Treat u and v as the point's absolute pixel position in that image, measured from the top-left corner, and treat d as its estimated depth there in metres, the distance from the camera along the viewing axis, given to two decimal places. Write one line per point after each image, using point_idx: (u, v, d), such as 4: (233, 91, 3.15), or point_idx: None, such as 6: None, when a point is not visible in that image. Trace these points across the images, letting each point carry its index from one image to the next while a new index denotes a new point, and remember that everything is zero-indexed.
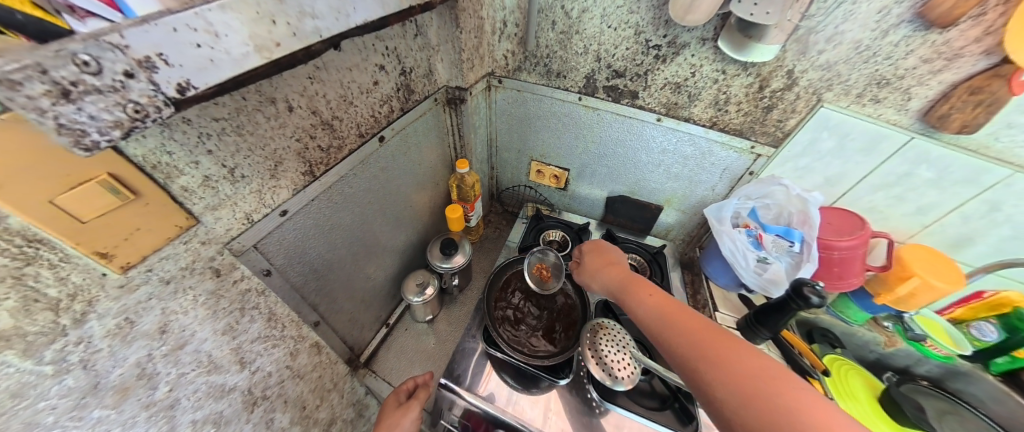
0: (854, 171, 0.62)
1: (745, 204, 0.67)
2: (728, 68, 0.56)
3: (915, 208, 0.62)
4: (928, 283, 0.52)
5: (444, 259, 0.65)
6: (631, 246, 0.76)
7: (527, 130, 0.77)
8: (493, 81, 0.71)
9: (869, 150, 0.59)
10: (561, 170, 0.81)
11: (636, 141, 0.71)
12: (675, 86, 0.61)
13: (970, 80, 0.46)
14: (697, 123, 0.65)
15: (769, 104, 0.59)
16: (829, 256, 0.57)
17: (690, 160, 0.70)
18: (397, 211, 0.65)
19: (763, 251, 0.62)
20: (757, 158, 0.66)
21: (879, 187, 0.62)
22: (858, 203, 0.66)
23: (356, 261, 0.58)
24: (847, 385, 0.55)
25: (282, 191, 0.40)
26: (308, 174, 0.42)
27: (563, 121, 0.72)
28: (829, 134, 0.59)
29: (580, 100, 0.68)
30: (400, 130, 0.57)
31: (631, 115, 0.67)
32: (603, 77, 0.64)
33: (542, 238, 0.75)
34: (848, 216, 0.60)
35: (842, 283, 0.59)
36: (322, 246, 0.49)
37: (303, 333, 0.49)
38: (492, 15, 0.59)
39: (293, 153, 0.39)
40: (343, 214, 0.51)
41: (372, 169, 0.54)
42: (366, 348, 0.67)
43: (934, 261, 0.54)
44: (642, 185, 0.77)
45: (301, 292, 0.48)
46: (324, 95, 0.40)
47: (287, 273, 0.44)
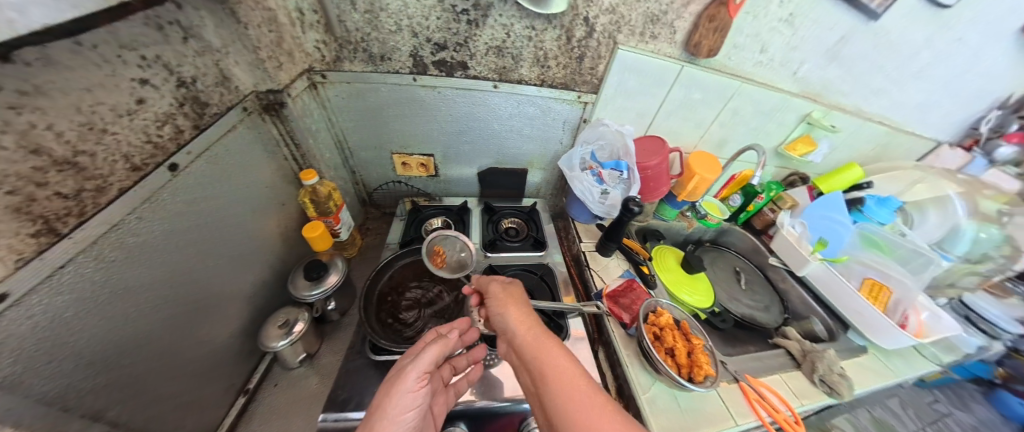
0: (653, 103, 0.75)
1: (586, 148, 0.77)
2: (536, 23, 0.61)
3: (694, 124, 0.79)
4: (705, 178, 0.69)
5: (313, 286, 0.61)
6: (509, 211, 0.82)
7: (376, 122, 0.74)
8: (316, 77, 0.65)
9: (660, 83, 0.71)
10: (426, 157, 0.82)
11: (485, 111, 0.73)
12: (497, 49, 0.64)
13: (709, 10, 0.58)
14: (529, 83, 0.69)
15: (580, 54, 0.66)
16: (647, 175, 0.71)
17: (536, 120, 0.75)
18: (231, 248, 0.57)
19: (603, 184, 0.74)
20: (585, 106, 0.74)
21: (670, 114, 0.77)
22: (663, 127, 0.80)
23: (173, 324, 0.48)
24: (663, 262, 0.74)
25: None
26: (46, 234, 0.33)
27: (407, 105, 0.71)
28: (630, 73, 0.69)
29: (415, 81, 0.67)
30: (201, 152, 0.49)
31: (470, 86, 0.68)
32: (428, 53, 0.63)
33: (424, 228, 0.76)
34: (654, 139, 0.74)
35: (656, 193, 0.75)
36: (100, 324, 0.39)
37: None
38: (283, 4, 0.53)
39: (6, 210, 0.30)
40: (133, 273, 0.42)
41: (169, 206, 0.44)
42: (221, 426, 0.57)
43: (710, 159, 0.72)
44: (505, 154, 0.82)
45: (69, 401, 0.36)
46: (52, 128, 0.32)
47: (32, 381, 0.33)
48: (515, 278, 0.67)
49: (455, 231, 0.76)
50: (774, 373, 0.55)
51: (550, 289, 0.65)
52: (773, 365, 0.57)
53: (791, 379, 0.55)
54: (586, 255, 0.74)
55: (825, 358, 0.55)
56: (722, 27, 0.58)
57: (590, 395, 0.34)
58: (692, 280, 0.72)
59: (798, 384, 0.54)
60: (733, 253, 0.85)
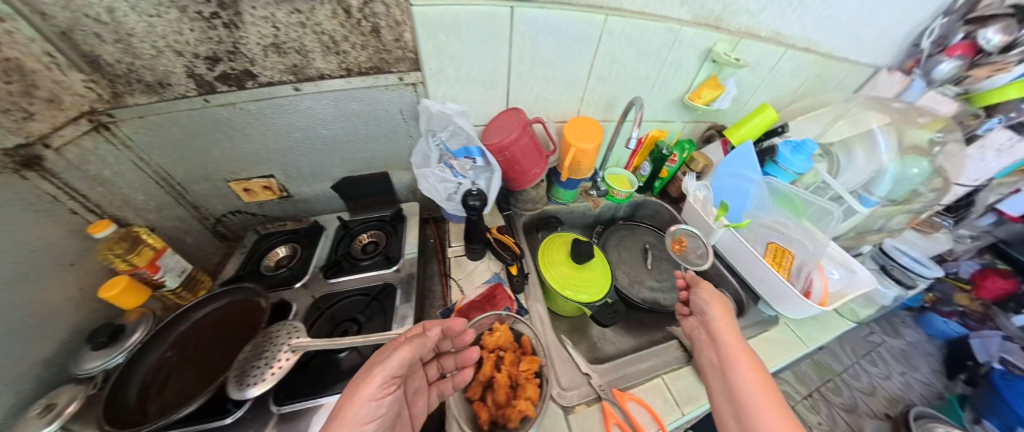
0: (498, 65, 0.63)
1: (431, 135, 0.66)
2: (299, 4, 0.47)
3: (563, 82, 0.70)
4: (580, 149, 0.66)
5: (101, 352, 0.44)
6: (370, 223, 0.68)
7: (193, 157, 0.62)
8: (101, 118, 0.51)
9: (489, 36, 0.58)
10: (267, 178, 0.70)
11: (300, 118, 0.61)
12: (275, 47, 0.51)
13: None
14: (333, 77, 0.57)
15: (370, 26, 0.54)
16: (510, 157, 0.65)
17: (364, 115, 0.64)
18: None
19: (457, 175, 0.66)
20: (414, 87, 0.62)
21: (524, 74, 0.66)
22: (525, 93, 0.70)
23: None
24: (548, 256, 0.66)
25: None
26: None
27: (214, 132, 0.59)
28: (443, 34, 0.56)
29: (210, 102, 0.54)
30: None
31: (268, 95, 0.56)
32: (203, 69, 0.51)
33: (266, 262, 0.59)
34: (510, 112, 0.66)
35: (530, 175, 0.69)
36: None
37: None
38: (24, 48, 0.41)
39: None
40: None
41: None
42: None
43: (585, 127, 0.67)
44: (349, 160, 0.71)
45: None
46: None
47: None
48: (348, 308, 0.53)
49: (300, 261, 0.59)
50: (657, 377, 0.51)
51: (384, 320, 0.52)
52: (660, 366, 0.53)
53: (675, 382, 0.51)
54: (450, 261, 0.65)
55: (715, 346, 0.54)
56: None
57: None
58: (585, 272, 0.64)
59: (683, 383, 0.50)
60: (644, 227, 0.84)
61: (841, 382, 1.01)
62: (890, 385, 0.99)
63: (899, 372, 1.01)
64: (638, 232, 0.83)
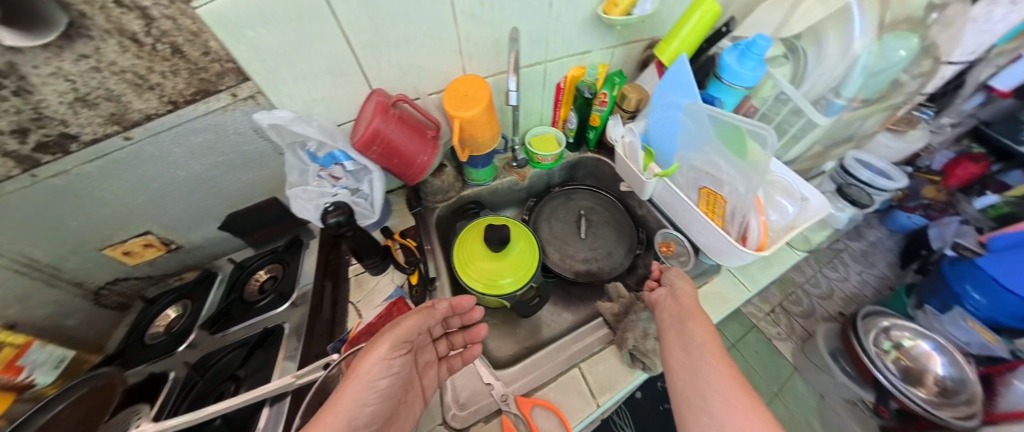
0: (335, 47, 0.52)
1: (297, 146, 0.59)
2: (83, 49, 0.38)
3: (429, 39, 0.57)
4: (462, 120, 0.60)
5: None
6: (261, 259, 0.62)
7: (56, 236, 0.54)
8: None
9: (303, 16, 0.45)
10: (147, 237, 0.64)
11: (152, 168, 0.54)
12: (81, 101, 0.42)
13: None
14: (161, 114, 0.50)
15: (173, 48, 0.43)
16: (379, 149, 0.58)
17: (217, 144, 0.57)
18: None
19: (336, 186, 0.62)
20: (253, 99, 0.55)
21: (372, 47, 0.54)
22: (382, 68, 0.59)
23: None
24: (464, 255, 0.67)
25: None
26: None
27: (68, 208, 0.52)
28: (247, 32, 0.44)
29: (38, 177, 0.46)
30: None
31: (103, 153, 0.49)
32: (14, 143, 0.41)
33: (155, 327, 0.55)
34: (369, 98, 0.59)
35: (415, 165, 0.64)
36: None
37: None
38: None
39: None
40: None
41: None
42: None
43: (463, 94, 0.61)
44: (225, 192, 0.66)
45: None
46: None
47: None
48: (229, 362, 0.49)
49: (187, 321, 0.54)
50: (574, 367, 0.60)
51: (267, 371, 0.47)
52: (578, 356, 0.61)
53: (593, 366, 0.60)
54: (353, 279, 0.63)
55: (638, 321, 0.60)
56: None
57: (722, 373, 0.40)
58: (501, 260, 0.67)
59: (603, 365, 0.60)
60: (574, 190, 0.91)
61: (802, 292, 1.33)
62: (844, 285, 1.33)
63: (854, 271, 1.36)
64: (570, 203, 0.90)
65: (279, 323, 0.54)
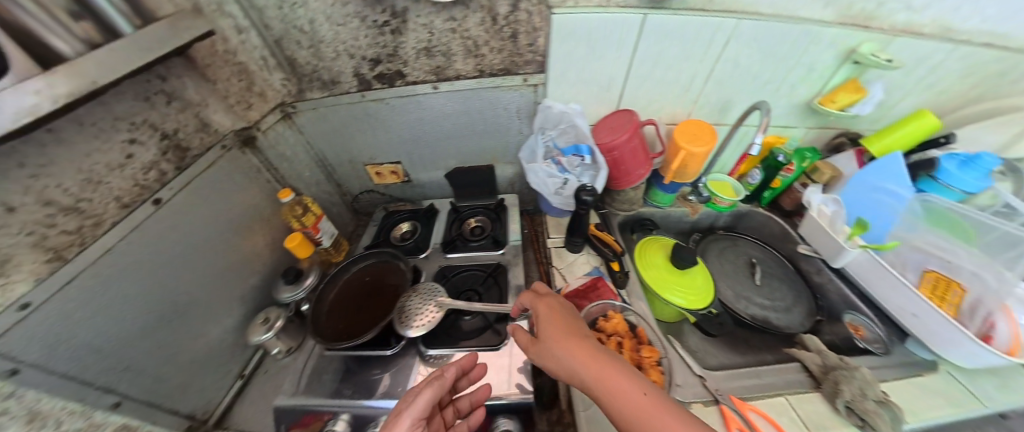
0: (619, 68, 0.63)
1: (542, 132, 0.67)
2: (456, 14, 0.57)
3: (677, 82, 0.65)
4: (688, 152, 0.52)
5: (291, 286, 0.68)
6: (475, 210, 0.76)
7: (343, 140, 0.80)
8: (288, 109, 0.74)
9: (616, 41, 0.59)
10: (395, 164, 0.83)
11: (429, 114, 0.72)
12: (426, 50, 0.62)
13: None
14: (467, 77, 0.66)
15: (512, 32, 0.59)
16: (610, 158, 0.59)
17: (485, 113, 0.71)
18: (216, 265, 0.64)
19: (567, 173, 0.65)
20: (536, 89, 0.66)
21: (642, 75, 0.64)
22: (635, 97, 0.68)
23: (154, 335, 0.53)
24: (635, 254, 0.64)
25: (16, 285, 0.38)
26: (56, 260, 0.42)
27: (366, 120, 0.75)
28: (575, 43, 0.60)
29: (363, 97, 0.71)
30: (182, 186, 0.58)
31: (411, 91, 0.69)
32: (367, 70, 0.66)
33: (392, 234, 0.76)
34: (619, 113, 0.60)
35: (627, 179, 0.60)
36: (102, 327, 0.46)
37: (95, 422, 0.43)
38: (250, 55, 0.63)
39: (26, 246, 0.39)
40: (126, 285, 0.49)
41: (158, 234, 0.54)
42: (218, 409, 0.61)
43: (691, 126, 0.55)
44: (462, 152, 0.78)
45: (80, 381, 0.43)
46: (59, 185, 0.43)
47: (49, 365, 0.40)
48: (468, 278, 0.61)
49: (419, 234, 0.73)
50: (779, 395, 0.47)
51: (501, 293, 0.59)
52: (781, 385, 0.48)
53: (802, 404, 0.46)
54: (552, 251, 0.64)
55: (853, 378, 0.45)
56: None
57: (629, 399, 0.34)
58: (682, 276, 0.59)
59: (809, 409, 0.45)
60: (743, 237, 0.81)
61: None
62: None
63: None
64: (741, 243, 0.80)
65: (499, 263, 0.63)
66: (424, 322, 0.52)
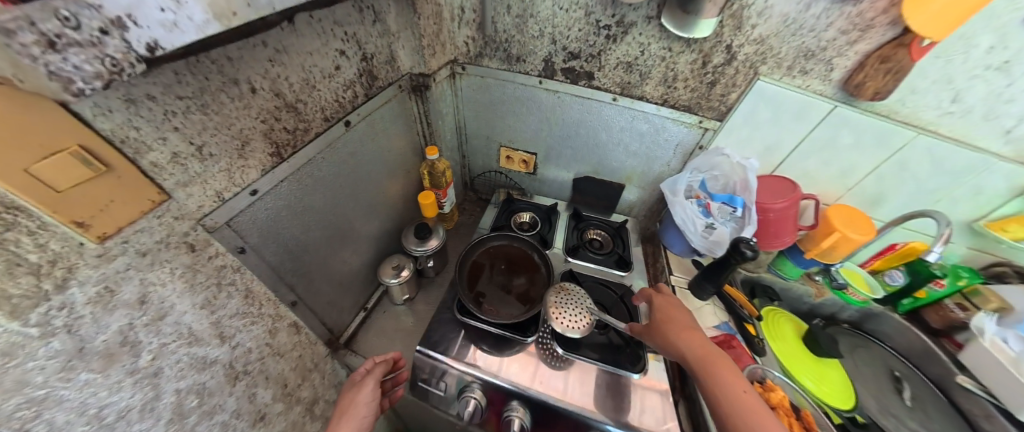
0: (788, 140, 0.65)
1: (697, 173, 0.70)
2: (674, 44, 0.59)
3: (839, 172, 0.66)
4: (847, 236, 0.56)
5: (420, 243, 0.74)
6: (595, 223, 0.80)
7: (494, 116, 0.81)
8: (457, 68, 0.74)
9: (799, 119, 0.62)
10: (530, 155, 0.85)
11: (595, 121, 0.74)
12: (627, 65, 0.64)
13: (882, 48, 0.50)
14: (650, 100, 0.68)
15: (712, 80, 0.62)
16: (766, 218, 0.61)
17: (645, 137, 0.73)
18: (370, 199, 0.72)
19: (710, 218, 0.66)
20: (705, 132, 0.69)
21: (808, 155, 0.66)
22: (790, 170, 0.69)
23: (330, 244, 0.64)
24: (778, 328, 0.62)
25: (251, 171, 0.44)
26: (276, 156, 0.47)
27: (526, 104, 0.76)
28: (764, 106, 0.62)
29: (540, 84, 0.71)
30: (365, 115, 0.62)
31: (589, 95, 0.70)
32: (559, 59, 0.66)
33: (514, 220, 0.80)
34: (781, 180, 0.63)
35: (777, 242, 0.63)
36: (295, 227, 0.54)
37: (281, 312, 0.54)
38: (449, 2, 0.62)
39: (259, 132, 0.44)
40: (314, 197, 0.56)
41: (340, 154, 0.59)
42: (347, 329, 0.74)
43: (853, 215, 0.58)
44: (604, 165, 0.81)
45: (278, 272, 0.53)
46: (287, 78, 0.45)
47: (261, 251, 0.49)
48: (591, 290, 0.65)
49: (542, 229, 0.78)
50: None
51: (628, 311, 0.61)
52: None
53: None
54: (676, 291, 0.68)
55: None
56: (898, 69, 0.49)
57: (743, 399, 0.38)
58: (819, 364, 0.58)
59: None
60: (882, 347, 0.66)
61: None
62: None
63: None
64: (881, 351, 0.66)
65: (623, 282, 0.67)
66: (578, 325, 0.53)
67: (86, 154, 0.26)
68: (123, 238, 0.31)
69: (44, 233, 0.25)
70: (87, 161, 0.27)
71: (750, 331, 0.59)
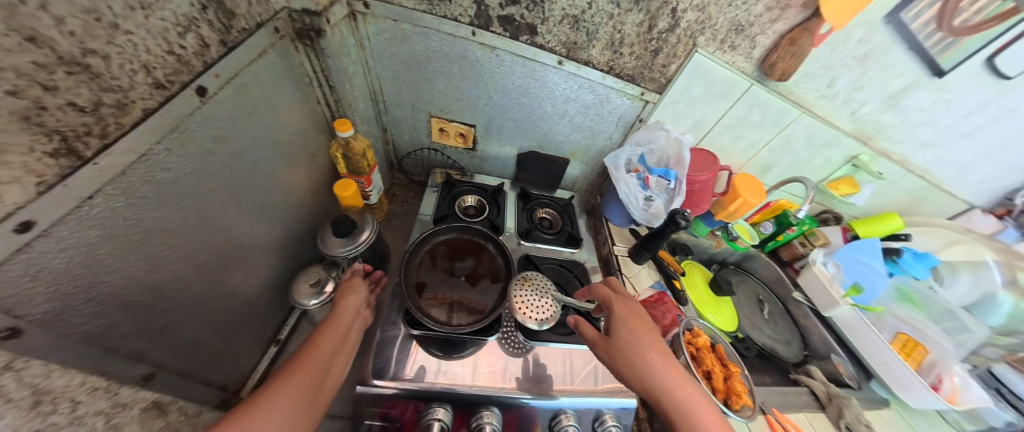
0: (712, 114, 0.70)
1: (636, 148, 0.72)
2: (622, 1, 0.51)
3: (745, 146, 0.76)
4: (747, 201, 0.67)
5: (345, 242, 0.58)
6: (545, 201, 0.78)
7: (418, 79, 0.63)
8: (356, 5, 0.52)
9: (723, 94, 0.66)
10: (467, 127, 0.73)
11: (539, 89, 0.65)
12: (573, 20, 0.54)
13: (792, 31, 0.55)
14: (596, 67, 0.61)
15: (656, 47, 0.59)
16: (693, 188, 0.69)
17: (590, 109, 0.69)
18: (257, 197, 0.53)
19: (648, 191, 0.71)
20: (645, 105, 0.68)
21: (723, 130, 0.73)
22: (710, 143, 0.76)
23: (204, 273, 0.46)
24: (691, 278, 0.74)
25: (15, 188, 0.24)
26: (72, 155, 0.28)
27: (457, 64, 0.60)
28: (697, 81, 0.64)
29: (473, 36, 0.55)
30: (230, 77, 0.42)
31: (531, 56, 0.59)
32: (495, 4, 0.52)
33: (458, 205, 0.71)
34: (705, 153, 0.70)
35: (699, 209, 0.72)
36: (128, 265, 0.35)
37: (130, 396, 0.36)
38: None
39: (15, 114, 0.23)
40: (156, 216, 0.37)
41: (195, 138, 0.39)
42: (251, 377, 0.62)
43: (751, 182, 0.69)
44: (549, 138, 0.75)
45: (107, 345, 0.34)
46: (48, 6, 0.23)
47: (74, 317, 0.30)
48: (549, 272, 0.66)
49: (490, 214, 0.71)
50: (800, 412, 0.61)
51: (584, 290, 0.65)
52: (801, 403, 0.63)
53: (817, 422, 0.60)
54: (619, 260, 0.73)
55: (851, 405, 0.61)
56: (801, 52, 0.55)
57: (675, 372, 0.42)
58: (716, 301, 0.74)
59: (821, 426, 0.60)
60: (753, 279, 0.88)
61: None
62: None
63: None
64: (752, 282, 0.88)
65: (577, 261, 0.69)
66: (544, 314, 0.54)
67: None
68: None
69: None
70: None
71: (676, 286, 0.70)
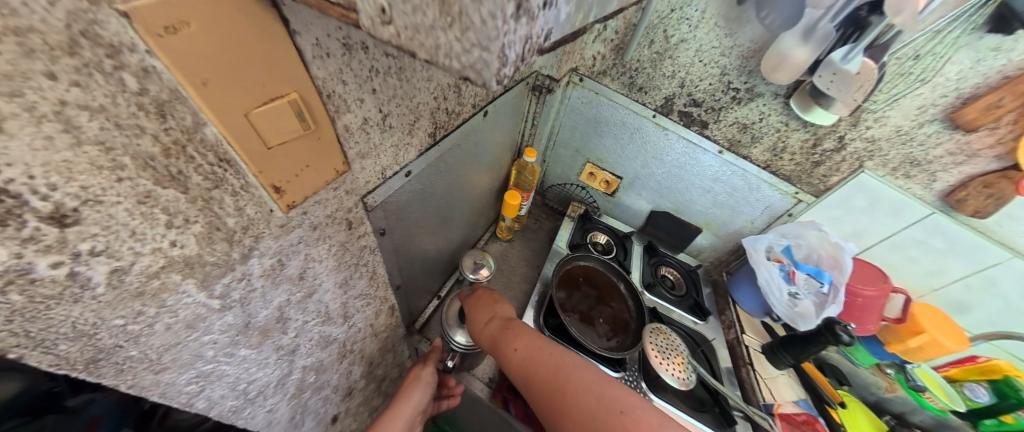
0: (879, 229, 0.67)
1: (781, 237, 0.70)
2: (792, 122, 0.59)
3: (926, 272, 0.68)
4: (936, 339, 0.60)
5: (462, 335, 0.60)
6: (669, 261, 0.83)
7: (592, 132, 0.79)
8: (574, 78, 0.71)
9: (894, 214, 0.64)
10: (615, 177, 0.84)
11: (692, 167, 0.73)
12: (742, 126, 0.64)
13: (985, 175, 0.54)
14: (753, 162, 0.67)
15: (818, 160, 0.63)
16: (853, 301, 0.63)
17: (738, 192, 0.73)
18: (472, 192, 0.69)
19: (793, 286, 0.67)
20: (797, 203, 0.70)
21: (892, 249, 0.68)
22: (877, 258, 0.71)
23: (438, 227, 0.62)
24: (854, 417, 0.60)
25: (411, 151, 0.42)
26: (431, 137, 0.44)
27: (631, 132, 0.74)
28: (862, 196, 0.64)
29: (653, 117, 0.69)
30: (498, 106, 0.59)
31: (695, 142, 0.69)
32: (680, 103, 0.65)
33: (589, 239, 0.82)
34: (871, 268, 0.65)
35: (863, 328, 0.64)
36: (420, 212, 0.52)
37: (387, 295, 0.54)
38: None
39: (429, 109, 0.41)
40: (441, 182, 0.54)
41: (472, 141, 0.56)
42: (422, 315, 0.74)
43: (942, 321, 0.63)
44: (686, 206, 0.80)
45: (397, 253, 0.52)
46: None
47: (392, 235, 0.48)
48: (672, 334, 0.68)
49: (616, 254, 0.79)
50: None
51: (710, 367, 0.63)
52: None
53: None
54: (750, 352, 0.68)
55: None
56: (999, 196, 0.53)
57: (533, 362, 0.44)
58: None
59: None
60: None
61: None
62: None
63: None
64: None
65: (704, 336, 0.69)
66: (670, 369, 0.55)
67: (301, 106, 0.24)
68: (303, 210, 0.30)
69: (246, 193, 0.24)
70: (300, 114, 0.24)
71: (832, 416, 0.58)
